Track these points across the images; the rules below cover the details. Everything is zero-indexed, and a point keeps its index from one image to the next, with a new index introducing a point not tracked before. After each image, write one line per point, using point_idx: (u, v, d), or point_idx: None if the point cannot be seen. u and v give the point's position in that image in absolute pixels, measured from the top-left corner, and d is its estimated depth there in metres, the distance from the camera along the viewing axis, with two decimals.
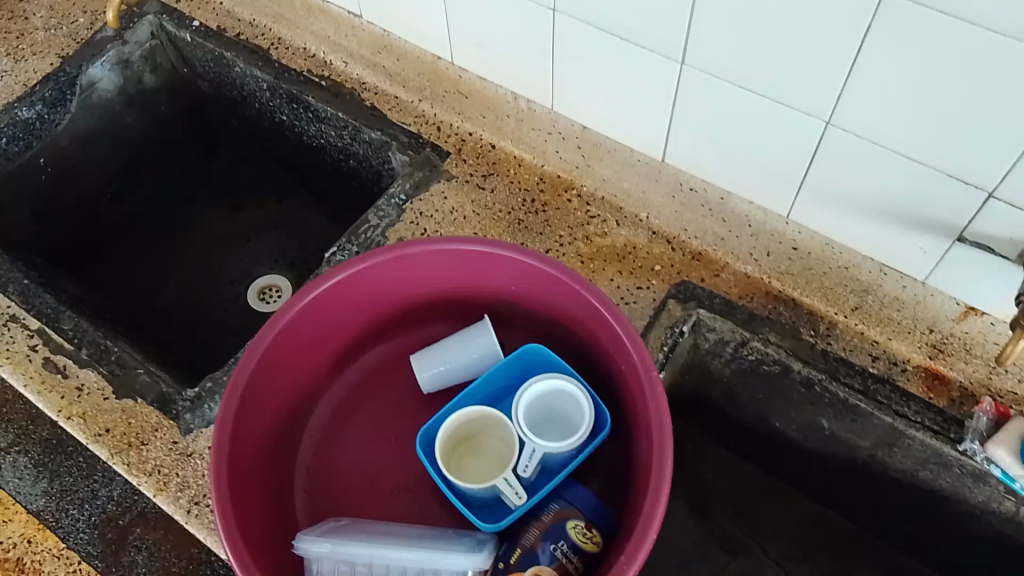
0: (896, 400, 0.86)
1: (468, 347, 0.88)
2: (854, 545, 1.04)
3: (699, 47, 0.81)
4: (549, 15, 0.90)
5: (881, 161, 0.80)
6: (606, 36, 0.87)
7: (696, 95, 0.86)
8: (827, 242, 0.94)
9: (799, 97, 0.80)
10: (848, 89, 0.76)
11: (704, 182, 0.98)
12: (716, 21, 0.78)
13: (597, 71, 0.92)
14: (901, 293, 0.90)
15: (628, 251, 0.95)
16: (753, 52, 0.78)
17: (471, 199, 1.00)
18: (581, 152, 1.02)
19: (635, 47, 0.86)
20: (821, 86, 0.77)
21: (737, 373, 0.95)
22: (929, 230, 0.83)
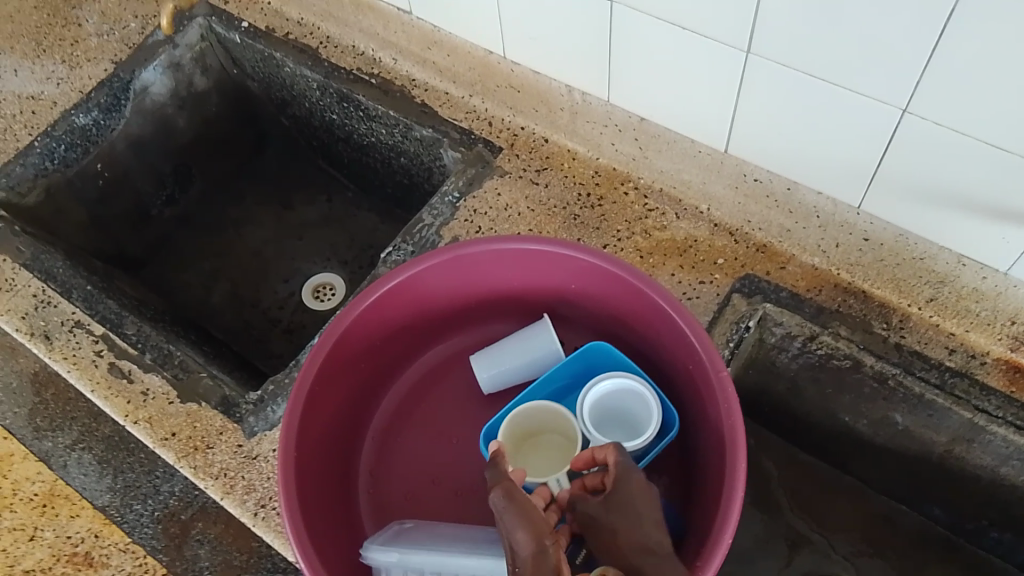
0: (975, 394, 0.83)
1: (529, 346, 0.87)
2: (930, 543, 1.01)
3: (766, 36, 0.79)
4: (607, 7, 0.88)
5: (963, 151, 0.77)
6: (665, 23, 0.85)
7: (764, 82, 0.83)
8: (901, 234, 0.90)
9: (871, 84, 0.77)
10: (927, 76, 0.73)
11: (770, 173, 0.95)
12: (783, 10, 0.75)
13: (656, 59, 0.90)
14: (980, 284, 0.86)
15: (689, 245, 0.93)
16: (820, 41, 0.76)
17: (525, 195, 0.98)
18: (638, 143, 0.99)
19: (699, 39, 0.84)
20: (898, 73, 0.74)
21: (805, 368, 0.93)
22: (1013, 220, 0.80)
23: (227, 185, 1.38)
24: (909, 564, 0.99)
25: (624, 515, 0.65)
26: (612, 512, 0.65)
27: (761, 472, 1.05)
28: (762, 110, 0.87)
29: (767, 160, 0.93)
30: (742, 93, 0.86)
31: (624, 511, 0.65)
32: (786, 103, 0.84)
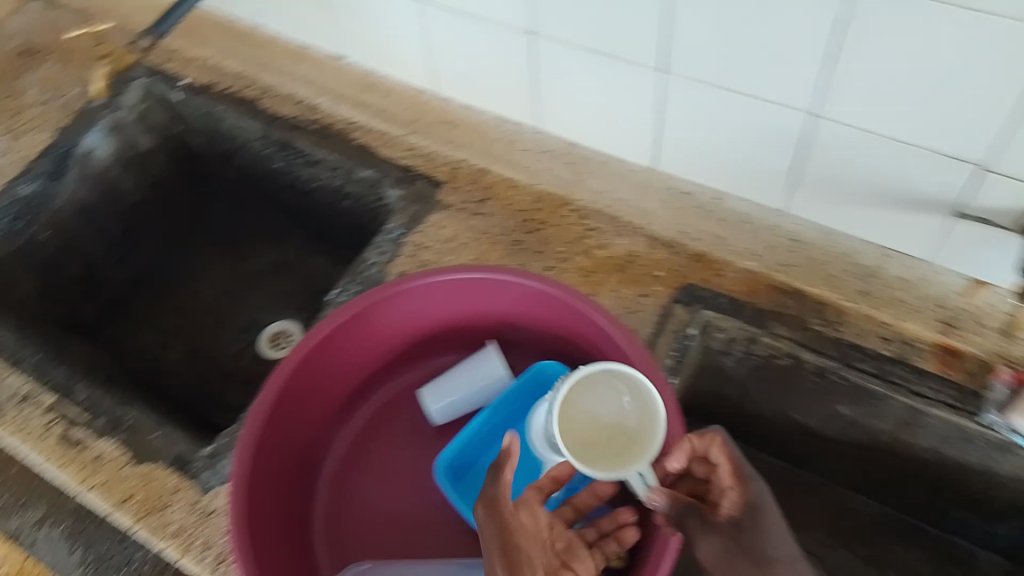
0: (912, 379, 0.87)
1: (475, 376, 0.89)
2: (890, 527, 1.04)
3: (677, 55, 0.82)
4: (527, 38, 0.91)
5: (869, 148, 0.81)
6: (584, 50, 0.88)
7: (686, 100, 0.87)
8: (827, 232, 0.94)
9: (778, 92, 0.80)
10: (828, 83, 0.77)
11: (696, 184, 0.99)
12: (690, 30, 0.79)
13: (582, 85, 0.93)
14: (905, 274, 0.91)
15: (629, 261, 0.97)
16: (726, 52, 0.79)
17: (467, 226, 1.01)
18: (571, 167, 1.03)
19: (615, 61, 0.87)
20: (800, 81, 0.78)
21: (750, 370, 0.96)
22: (925, 208, 0.84)
23: (177, 241, 1.38)
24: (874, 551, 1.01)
25: (754, 530, 0.70)
26: (741, 537, 0.70)
27: None
28: (686, 126, 0.90)
29: (686, 171, 0.97)
30: (667, 112, 0.89)
31: (753, 528, 0.70)
32: (701, 116, 0.88)
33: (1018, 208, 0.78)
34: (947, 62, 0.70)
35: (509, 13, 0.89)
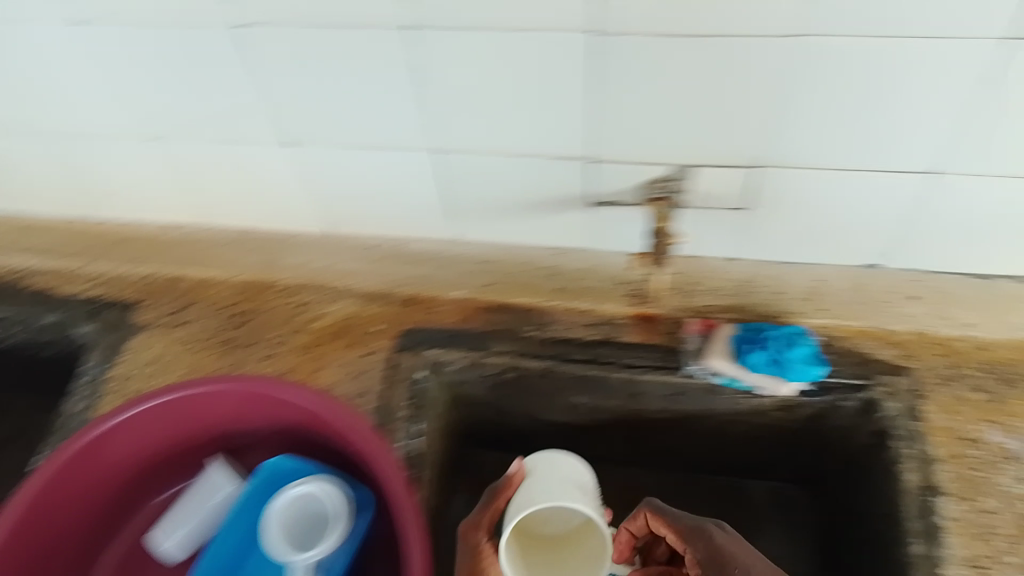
0: (621, 354, 0.95)
1: (205, 499, 0.89)
2: (664, 488, 1.14)
3: (300, 124, 0.81)
4: (159, 143, 0.88)
5: (496, 167, 0.81)
6: (218, 140, 0.86)
7: (323, 166, 0.86)
8: (502, 247, 1.04)
9: (400, 137, 0.79)
10: (435, 116, 0.76)
11: (379, 237, 1.06)
12: (300, 98, 0.78)
13: (227, 179, 0.91)
14: (578, 265, 1.01)
15: (346, 323, 1.00)
16: (339, 107, 0.78)
17: (171, 338, 0.99)
18: (261, 253, 1.06)
19: (249, 146, 0.86)
20: (414, 124, 0.78)
21: (491, 389, 1.02)
22: (565, 209, 0.84)
23: None
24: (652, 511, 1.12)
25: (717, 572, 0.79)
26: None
27: None
28: (337, 190, 0.89)
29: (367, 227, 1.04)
30: (315, 187, 0.89)
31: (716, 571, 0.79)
32: (348, 173, 0.86)
33: (629, 185, 0.79)
34: (525, 90, 0.71)
35: (125, 120, 0.86)
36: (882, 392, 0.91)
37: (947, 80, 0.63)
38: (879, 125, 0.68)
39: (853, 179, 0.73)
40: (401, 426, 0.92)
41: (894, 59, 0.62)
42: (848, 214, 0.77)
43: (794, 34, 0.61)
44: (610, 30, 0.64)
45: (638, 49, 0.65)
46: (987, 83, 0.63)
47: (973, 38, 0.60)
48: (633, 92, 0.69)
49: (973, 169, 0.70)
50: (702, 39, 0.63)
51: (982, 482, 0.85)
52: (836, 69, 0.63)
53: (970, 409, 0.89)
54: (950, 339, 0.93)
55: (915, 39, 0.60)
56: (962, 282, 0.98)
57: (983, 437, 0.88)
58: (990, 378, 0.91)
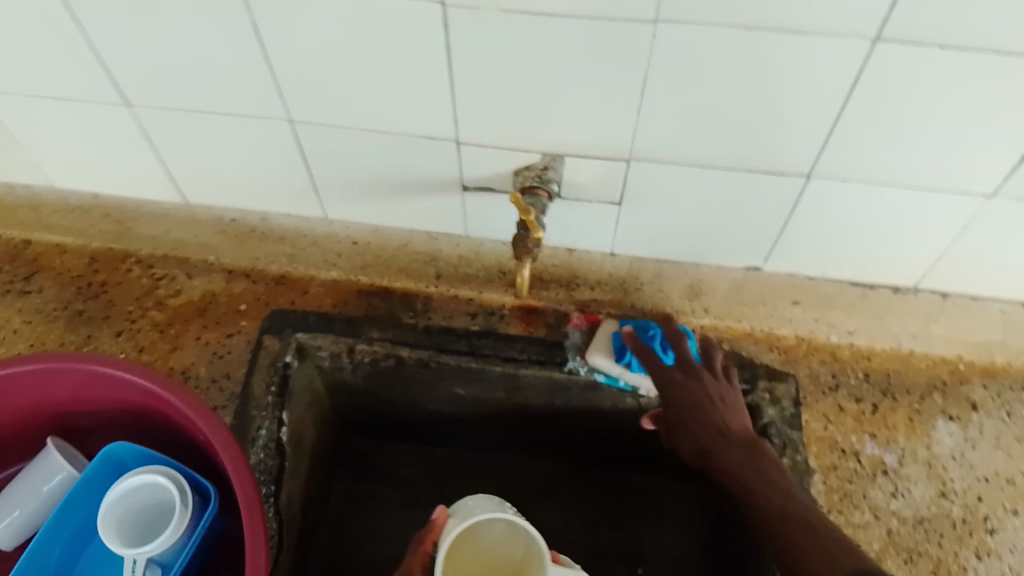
0: (501, 347, 0.90)
1: (39, 480, 0.81)
2: (560, 480, 1.07)
3: (130, 87, 0.73)
4: None
5: (355, 143, 0.74)
6: (40, 99, 0.77)
7: (166, 132, 0.78)
8: (376, 228, 0.97)
9: (244, 106, 0.72)
10: (280, 84, 0.69)
11: (242, 210, 0.98)
12: (124, 57, 0.70)
13: (56, 141, 0.82)
14: (458, 251, 0.96)
15: (207, 301, 0.95)
16: (170, 69, 0.70)
17: (16, 309, 0.95)
18: (113, 220, 0.98)
19: (75, 105, 0.76)
20: (258, 92, 0.70)
21: (369, 376, 0.96)
22: (437, 191, 0.78)
23: None
24: (543, 506, 1.06)
25: None
26: None
27: (398, 479, 1.08)
28: (188, 160, 0.81)
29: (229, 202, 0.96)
30: (162, 154, 0.81)
31: None
32: (193, 142, 0.78)
33: (504, 170, 0.73)
34: (375, 60, 0.64)
35: None
36: (762, 398, 0.87)
37: (814, 81, 0.59)
38: (745, 123, 0.63)
39: (731, 177, 0.69)
40: (263, 415, 0.87)
41: (760, 55, 0.57)
42: (732, 212, 0.74)
43: (651, 20, 0.55)
44: (453, 2, 0.57)
45: (485, 26, 0.58)
46: (863, 91, 0.59)
47: (845, 34, 0.55)
48: (486, 71, 0.62)
49: (846, 173, 0.67)
50: (557, 17, 0.57)
51: (854, 496, 0.85)
52: (697, 58, 0.58)
53: (848, 418, 0.89)
54: (834, 346, 0.92)
55: (781, 33, 0.55)
56: (835, 284, 0.93)
57: (861, 450, 0.87)
58: (870, 387, 0.90)
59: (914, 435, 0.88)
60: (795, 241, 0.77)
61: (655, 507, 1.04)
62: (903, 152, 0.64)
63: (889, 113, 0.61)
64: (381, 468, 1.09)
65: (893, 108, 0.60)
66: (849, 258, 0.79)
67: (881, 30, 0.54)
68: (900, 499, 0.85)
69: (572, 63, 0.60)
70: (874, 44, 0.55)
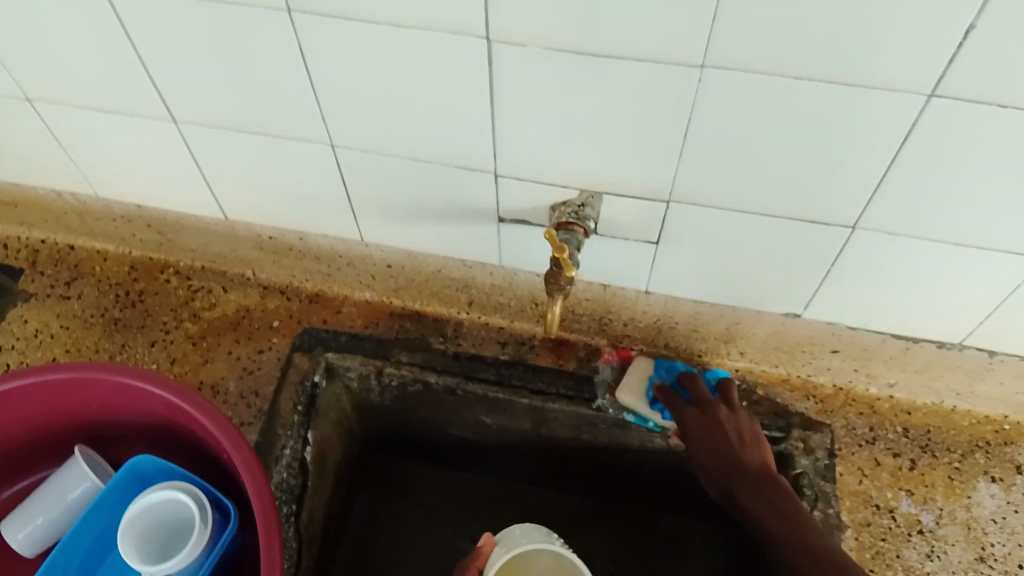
0: (529, 379, 0.89)
1: (64, 487, 0.82)
2: (583, 515, 1.06)
3: (177, 104, 0.74)
4: (27, 105, 0.80)
5: (394, 169, 0.74)
6: (90, 110, 0.78)
7: (210, 149, 0.78)
8: (409, 252, 0.94)
9: (287, 128, 0.73)
10: (323, 109, 0.69)
11: (279, 228, 0.96)
12: (173, 74, 0.70)
13: (103, 152, 0.84)
14: (491, 279, 0.93)
15: (242, 316, 0.95)
16: (217, 89, 0.71)
17: (56, 313, 0.97)
18: (154, 230, 0.98)
19: (124, 118, 0.78)
20: (301, 116, 0.71)
21: (396, 399, 0.95)
22: (473, 221, 0.77)
23: None
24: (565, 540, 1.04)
25: None
26: None
27: (420, 503, 1.07)
28: (230, 178, 0.82)
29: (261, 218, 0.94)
30: (206, 171, 0.82)
31: None
32: (235, 159, 0.79)
33: (541, 204, 0.73)
34: (420, 92, 0.64)
35: None
36: (795, 447, 0.84)
37: (863, 135, 0.58)
38: (789, 173, 0.62)
39: (774, 226, 0.68)
40: (288, 433, 0.86)
41: (810, 102, 0.56)
42: (776, 259, 0.72)
43: (698, 64, 0.55)
44: (500, 39, 0.57)
45: (531, 62, 0.58)
46: (916, 145, 0.58)
47: (899, 88, 0.53)
48: (530, 106, 0.62)
49: (893, 229, 0.66)
50: (605, 58, 0.57)
51: (887, 554, 0.82)
52: (743, 105, 0.57)
53: (885, 473, 0.86)
54: (873, 398, 0.89)
55: (830, 85, 0.55)
56: (875, 335, 0.88)
57: (897, 507, 0.84)
58: (909, 443, 0.88)
59: (953, 495, 0.85)
60: (837, 294, 0.75)
61: (679, 549, 1.01)
62: (956, 212, 0.63)
63: (940, 173, 0.59)
64: (404, 491, 1.08)
65: (944, 166, 0.59)
66: (895, 311, 0.76)
67: (936, 87, 0.53)
68: (935, 561, 0.82)
69: (618, 105, 0.60)
70: (929, 100, 0.54)
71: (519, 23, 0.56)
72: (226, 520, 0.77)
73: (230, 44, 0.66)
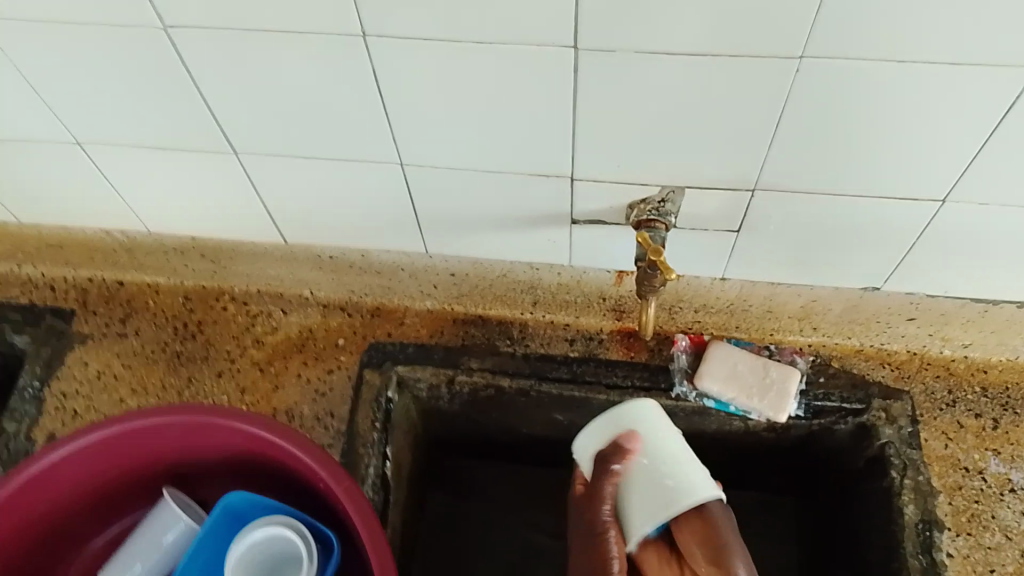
0: (603, 373, 0.88)
1: (157, 529, 0.81)
2: None
3: (238, 135, 0.74)
4: (78, 149, 0.80)
5: (465, 180, 0.75)
6: (147, 148, 0.78)
7: (271, 175, 0.79)
8: (475, 261, 0.95)
9: (358, 150, 0.73)
10: (395, 125, 0.69)
11: (339, 247, 0.97)
12: (234, 103, 0.70)
13: (160, 187, 0.84)
14: (560, 279, 0.93)
15: (305, 337, 0.93)
16: (281, 113, 0.70)
17: (115, 352, 0.94)
18: (208, 259, 0.98)
19: (183, 154, 0.78)
20: (373, 136, 0.71)
21: (466, 406, 0.94)
22: (545, 224, 0.79)
23: None
24: None
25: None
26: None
27: None
28: (296, 203, 0.83)
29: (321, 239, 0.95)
30: (264, 199, 0.83)
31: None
32: (299, 182, 0.79)
33: (616, 204, 0.75)
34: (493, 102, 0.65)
35: (38, 125, 0.77)
36: (878, 418, 0.83)
37: (958, 107, 0.60)
38: (880, 153, 0.65)
39: (855, 208, 0.71)
40: (370, 451, 0.85)
41: (907, 83, 0.58)
42: (853, 230, 0.74)
43: (798, 56, 0.57)
44: (588, 46, 0.59)
45: (621, 66, 0.60)
46: (1013, 119, 0.60)
47: (987, 62, 0.56)
48: (617, 110, 0.64)
49: (986, 198, 0.68)
50: (698, 57, 0.58)
51: (982, 516, 0.80)
52: (842, 89, 0.59)
53: (969, 436, 0.84)
54: (948, 360, 0.87)
55: (933, 66, 0.57)
56: (955, 301, 0.88)
57: (986, 468, 0.82)
58: (989, 402, 0.85)
59: None
60: (920, 263, 0.77)
61: (768, 518, 1.00)
62: None
63: None
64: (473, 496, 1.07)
65: None
66: (979, 273, 0.78)
67: None
68: None
69: (708, 99, 0.62)
70: None
71: (613, 29, 0.57)
72: (326, 551, 0.77)
73: (301, 75, 0.66)
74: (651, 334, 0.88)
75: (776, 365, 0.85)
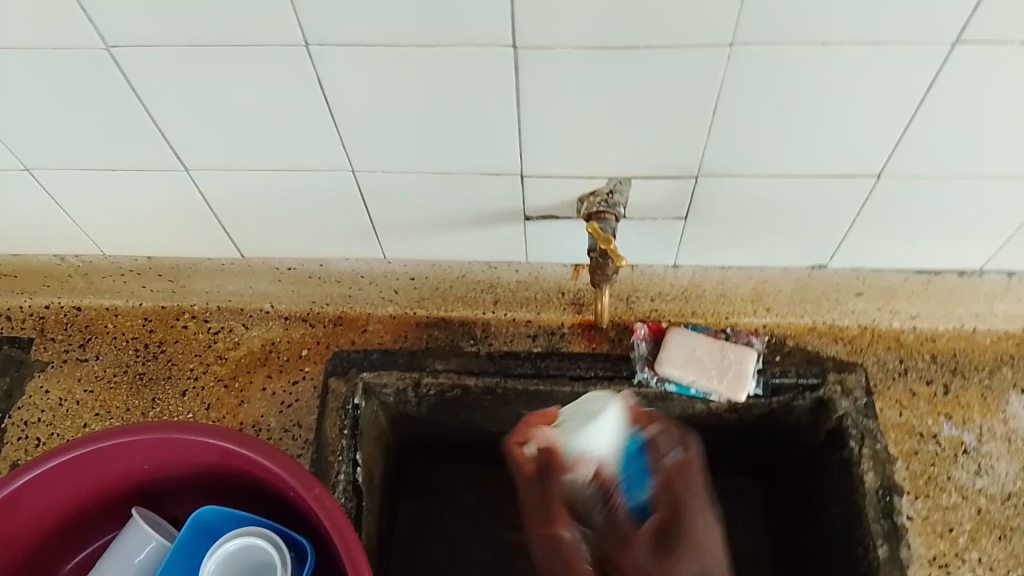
0: (566, 366, 0.88)
1: (128, 550, 0.81)
2: None
3: (188, 153, 0.75)
4: (27, 175, 0.79)
5: (416, 183, 0.76)
6: (97, 170, 0.78)
7: (223, 188, 0.79)
8: (432, 262, 0.94)
9: (309, 158, 0.74)
10: (347, 133, 0.71)
11: (298, 257, 0.95)
12: (183, 119, 0.70)
13: (113, 208, 0.84)
14: (518, 277, 0.93)
15: (268, 351, 0.93)
16: (231, 127, 0.71)
17: (77, 378, 0.93)
18: (165, 278, 0.97)
19: (133, 172, 0.78)
20: (322, 144, 0.72)
21: (433, 409, 0.94)
22: (500, 221, 0.81)
23: None
24: None
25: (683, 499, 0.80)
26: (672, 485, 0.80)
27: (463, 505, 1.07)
28: (249, 216, 0.83)
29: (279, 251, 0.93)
30: (217, 213, 0.83)
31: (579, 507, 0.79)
32: (251, 194, 0.80)
33: (567, 198, 0.77)
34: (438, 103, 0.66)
35: None
36: (833, 391, 0.86)
37: (883, 84, 0.62)
38: (815, 134, 0.67)
39: (796, 187, 0.73)
40: (339, 458, 0.85)
41: (834, 61, 0.61)
42: (796, 209, 0.77)
43: (729, 42, 0.59)
44: (528, 44, 0.60)
45: (561, 63, 0.62)
46: (939, 92, 0.63)
47: (908, 40, 0.59)
48: (560, 104, 0.66)
49: (919, 170, 0.71)
50: (635, 49, 0.60)
51: (939, 478, 0.83)
52: (774, 71, 0.61)
53: (922, 402, 0.87)
54: (897, 331, 0.90)
55: (856, 45, 0.59)
56: (899, 273, 0.89)
57: (939, 433, 0.85)
58: (938, 369, 0.89)
59: (988, 413, 0.87)
60: (862, 237, 0.80)
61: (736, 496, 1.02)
62: (973, 143, 0.68)
63: (961, 110, 0.64)
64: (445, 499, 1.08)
65: (963, 105, 0.64)
66: (920, 244, 0.81)
67: (962, 33, 0.58)
68: (985, 478, 0.83)
69: (647, 87, 0.64)
70: (956, 46, 0.59)
71: (550, 26, 0.59)
72: (301, 556, 0.78)
73: (247, 84, 0.66)
74: (610, 325, 0.90)
75: (732, 346, 0.86)
